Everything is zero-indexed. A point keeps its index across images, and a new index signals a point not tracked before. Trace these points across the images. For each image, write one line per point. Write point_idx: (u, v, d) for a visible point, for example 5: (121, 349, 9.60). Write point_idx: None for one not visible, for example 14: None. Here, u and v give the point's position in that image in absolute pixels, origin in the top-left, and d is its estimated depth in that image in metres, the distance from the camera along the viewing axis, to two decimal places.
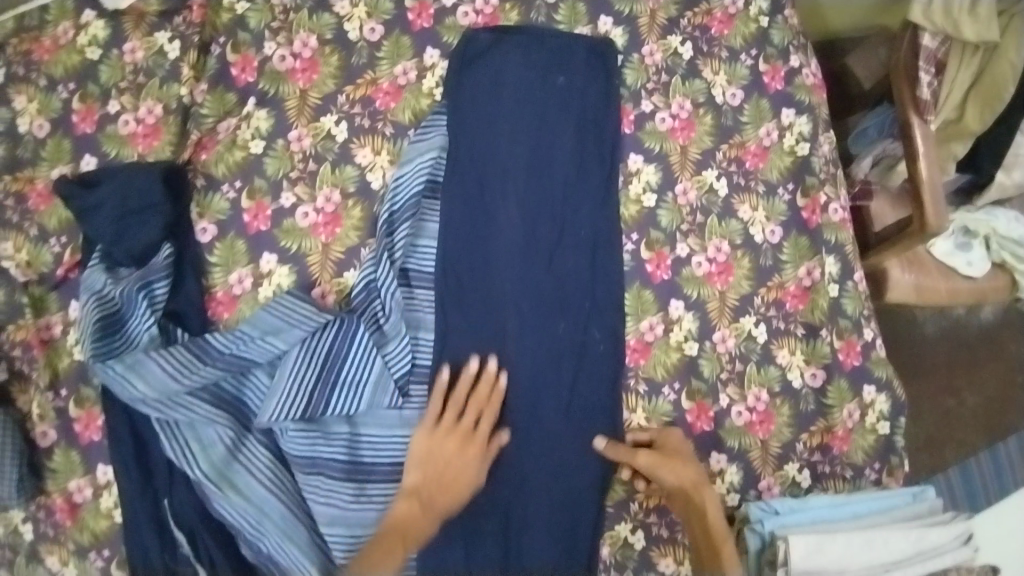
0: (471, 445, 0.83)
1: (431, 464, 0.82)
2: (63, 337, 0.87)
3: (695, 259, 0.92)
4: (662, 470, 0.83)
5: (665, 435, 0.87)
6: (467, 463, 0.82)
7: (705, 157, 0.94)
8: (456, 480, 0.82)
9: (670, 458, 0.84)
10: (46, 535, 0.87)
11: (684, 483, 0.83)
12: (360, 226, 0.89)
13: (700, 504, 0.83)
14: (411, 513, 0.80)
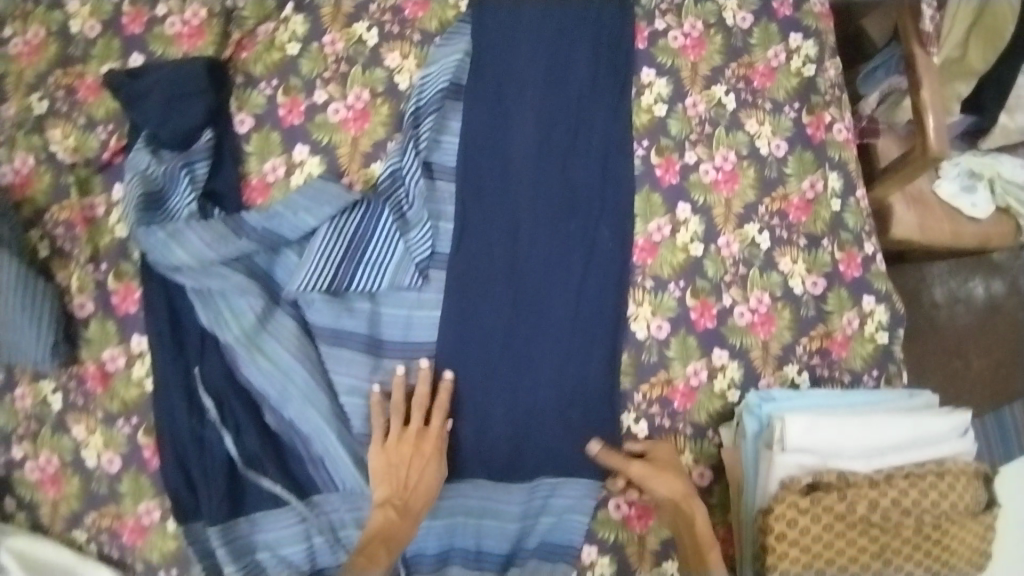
0: (426, 441, 0.85)
1: (393, 474, 0.84)
2: (105, 217, 0.92)
3: (703, 167, 0.96)
4: (653, 482, 0.86)
5: (659, 446, 0.90)
6: (427, 460, 0.85)
7: (715, 74, 0.98)
8: (418, 485, 0.84)
9: (661, 471, 0.86)
10: (76, 404, 0.92)
11: (676, 495, 0.85)
12: (387, 122, 0.94)
13: (690, 515, 0.85)
14: (389, 527, 0.82)
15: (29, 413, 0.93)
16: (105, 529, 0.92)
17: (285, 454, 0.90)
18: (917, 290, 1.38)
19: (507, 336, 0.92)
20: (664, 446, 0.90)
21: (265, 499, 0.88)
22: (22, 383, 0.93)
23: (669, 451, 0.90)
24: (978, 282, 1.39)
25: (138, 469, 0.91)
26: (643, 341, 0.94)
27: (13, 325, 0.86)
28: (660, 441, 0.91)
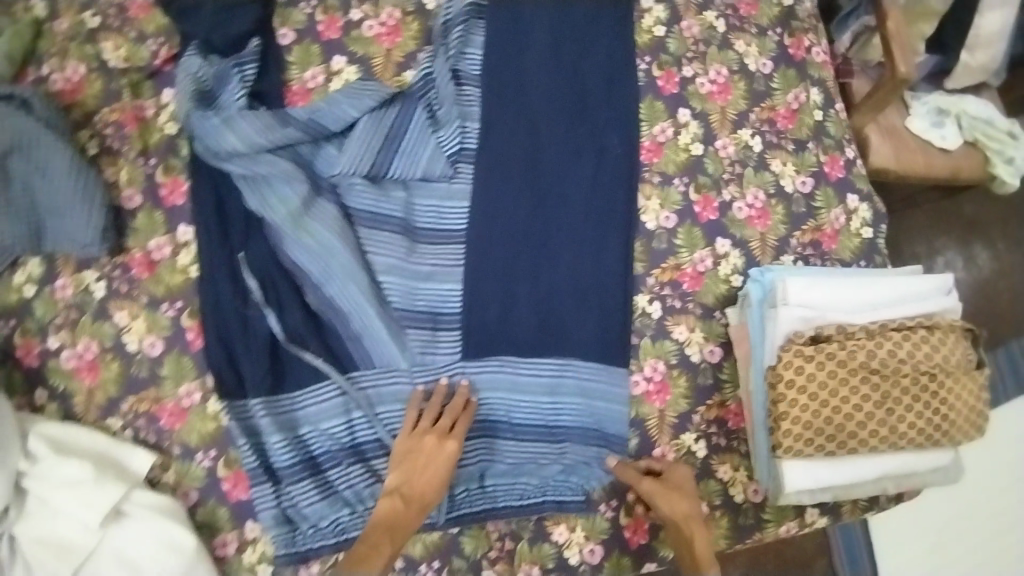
0: (448, 448, 0.88)
1: (409, 471, 0.87)
2: (155, 117, 0.98)
3: (699, 79, 1.04)
4: (658, 499, 0.90)
5: (676, 467, 0.94)
6: (444, 467, 0.87)
7: (706, 1, 1.08)
8: (431, 487, 0.86)
9: (672, 492, 0.91)
10: (119, 291, 0.95)
11: (677, 514, 0.90)
12: (417, 36, 1.03)
13: (699, 540, 0.88)
14: (398, 514, 0.85)
15: (70, 302, 0.96)
16: (141, 414, 0.94)
17: (326, 335, 0.94)
18: (898, 239, 1.46)
19: (532, 221, 0.98)
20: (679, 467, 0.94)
21: (306, 374, 0.93)
22: (64, 274, 0.96)
23: (687, 479, 0.93)
24: (959, 240, 1.48)
25: (181, 351, 0.94)
26: (653, 231, 1.00)
27: (67, 212, 0.92)
28: (674, 462, 0.94)
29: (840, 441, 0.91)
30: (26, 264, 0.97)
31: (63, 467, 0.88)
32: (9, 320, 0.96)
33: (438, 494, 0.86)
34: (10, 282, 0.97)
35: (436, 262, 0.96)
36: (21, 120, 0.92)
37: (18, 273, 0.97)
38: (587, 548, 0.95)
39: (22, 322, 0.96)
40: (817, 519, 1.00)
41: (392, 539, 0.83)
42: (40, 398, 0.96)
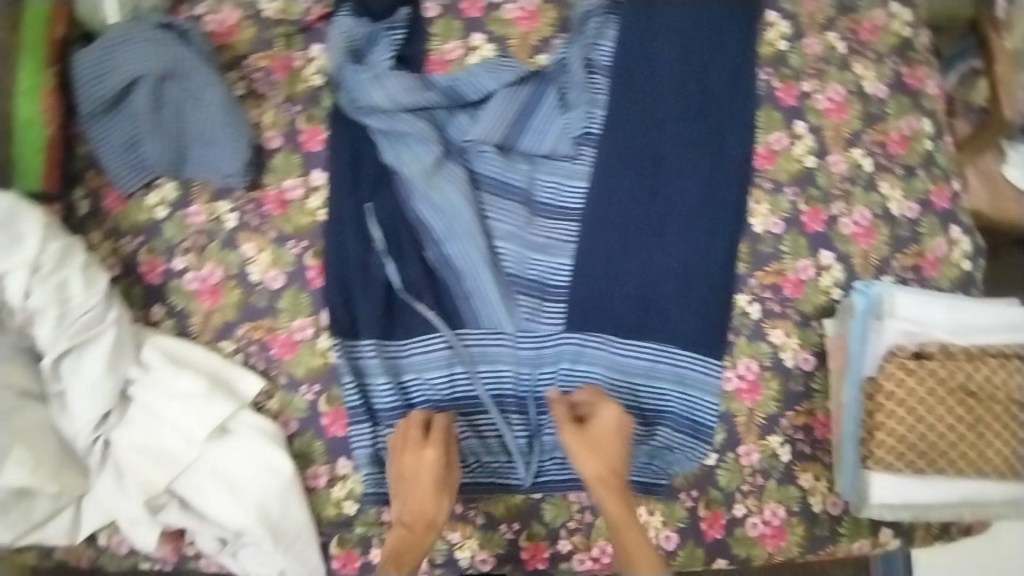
0: (430, 460, 0.89)
1: (407, 495, 0.89)
2: (302, 69, 1.03)
3: (816, 96, 1.07)
4: (580, 453, 0.89)
5: (604, 408, 0.91)
6: (436, 478, 0.89)
7: (829, 24, 1.10)
8: (431, 503, 0.88)
9: (579, 445, 0.89)
10: (249, 224, 1.00)
11: (593, 476, 0.89)
12: (553, 24, 1.06)
13: (620, 509, 0.87)
14: (408, 539, 0.87)
15: (200, 229, 1.01)
16: (255, 341, 0.99)
17: (439, 291, 0.98)
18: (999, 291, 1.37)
19: (646, 210, 1.02)
20: (611, 413, 0.91)
21: (417, 324, 0.97)
22: (198, 201, 1.01)
23: (614, 435, 0.91)
24: None
25: (299, 288, 0.99)
26: (761, 234, 1.03)
27: (213, 142, 0.98)
28: (603, 405, 0.92)
29: (930, 458, 0.92)
30: (160, 186, 1.01)
31: (177, 380, 0.92)
32: (137, 238, 1.01)
33: (440, 508, 0.89)
34: (143, 201, 1.01)
35: (550, 236, 1.00)
36: (179, 49, 0.97)
37: (151, 193, 1.01)
38: (663, 533, 0.98)
39: (149, 241, 1.01)
40: (890, 541, 1.00)
41: (410, 563, 0.86)
42: (156, 314, 1.00)
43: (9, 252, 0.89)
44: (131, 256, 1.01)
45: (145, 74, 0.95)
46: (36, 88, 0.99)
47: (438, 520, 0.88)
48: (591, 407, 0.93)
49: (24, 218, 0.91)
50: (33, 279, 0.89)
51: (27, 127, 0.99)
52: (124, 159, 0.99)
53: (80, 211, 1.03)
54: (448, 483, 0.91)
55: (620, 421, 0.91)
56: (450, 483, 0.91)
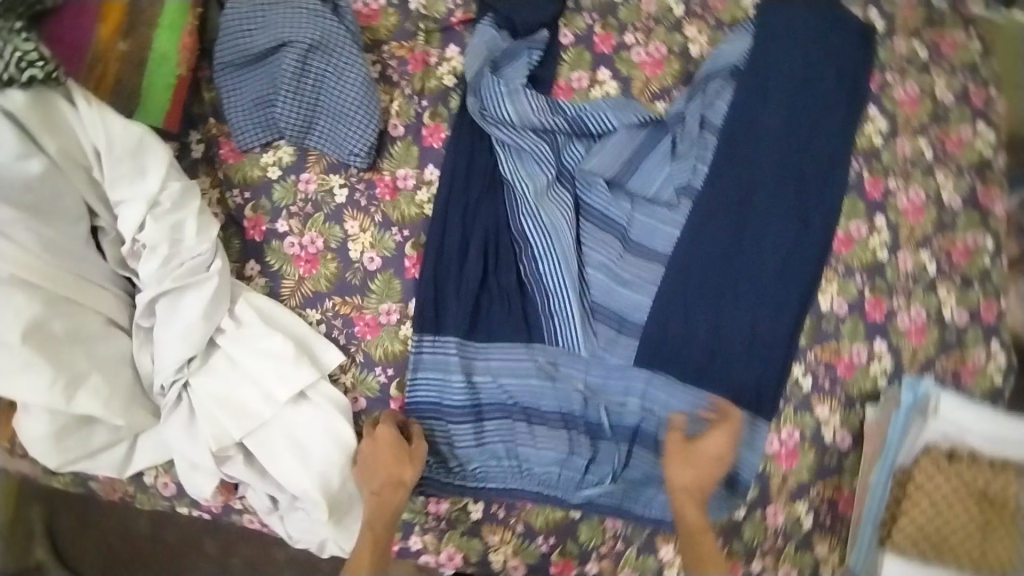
0: (383, 434, 0.93)
1: (372, 469, 0.92)
2: (436, 66, 1.09)
3: (899, 194, 1.16)
4: (684, 462, 0.98)
5: (717, 432, 0.99)
6: (393, 447, 0.92)
7: (922, 130, 1.20)
8: (395, 468, 0.92)
9: (679, 457, 0.98)
10: (357, 204, 1.04)
11: (686, 484, 0.97)
12: (675, 76, 1.13)
13: (698, 521, 0.96)
14: (382, 507, 0.91)
15: (309, 197, 1.05)
16: (340, 316, 1.02)
17: (526, 304, 1.03)
18: None
19: (729, 267, 1.07)
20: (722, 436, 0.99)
21: (500, 331, 1.02)
22: (311, 169, 1.05)
23: (714, 454, 0.98)
24: None
25: (393, 274, 1.03)
26: (825, 312, 1.10)
27: (344, 119, 1.02)
28: (716, 432, 0.99)
29: (936, 547, 1.02)
30: (278, 148, 1.06)
31: (267, 338, 0.94)
32: (245, 192, 1.05)
33: (405, 470, 0.92)
34: (259, 158, 1.06)
35: (638, 274, 1.05)
36: (330, 21, 1.01)
37: (268, 152, 1.06)
38: None
39: (256, 198, 1.05)
40: None
41: (384, 527, 0.90)
42: (250, 270, 1.03)
43: (132, 184, 0.90)
44: (235, 209, 1.05)
45: (297, 41, 1.00)
46: (178, 27, 1.01)
47: (405, 481, 0.91)
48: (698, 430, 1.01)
49: (150, 152, 0.90)
50: (149, 215, 0.90)
51: (160, 62, 1.00)
52: (250, 116, 1.04)
53: (193, 155, 1.06)
54: (411, 450, 0.94)
55: (726, 440, 0.99)
56: (411, 448, 0.94)
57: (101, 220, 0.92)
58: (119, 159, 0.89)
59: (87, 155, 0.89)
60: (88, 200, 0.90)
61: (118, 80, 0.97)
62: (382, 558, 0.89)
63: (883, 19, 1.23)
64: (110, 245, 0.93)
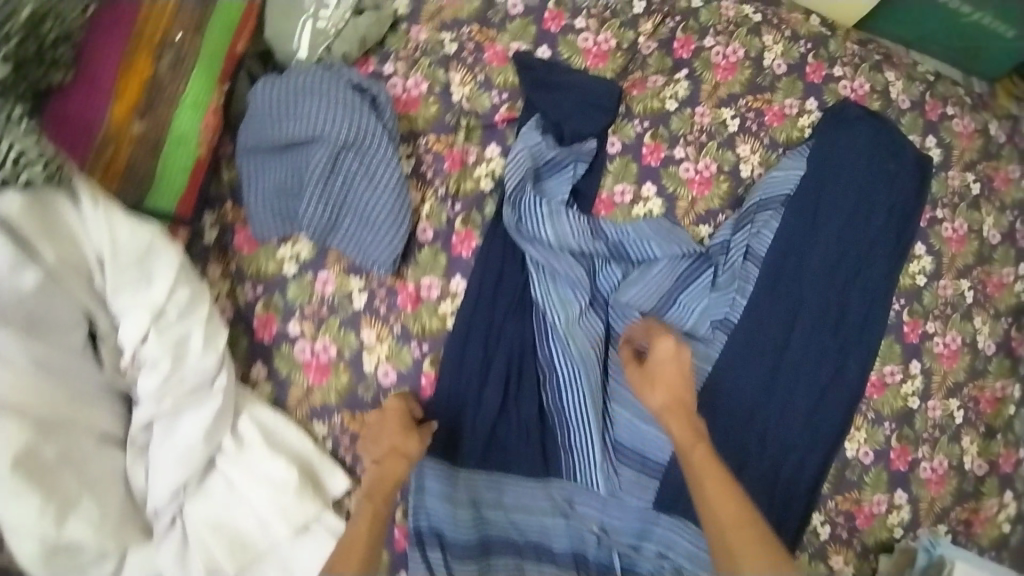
0: (393, 406, 0.91)
1: (378, 438, 0.89)
2: (474, 166, 1.02)
3: (936, 338, 1.12)
4: (646, 391, 0.89)
5: (659, 343, 0.90)
6: (401, 419, 0.89)
7: (966, 270, 1.15)
8: (400, 438, 0.87)
9: (644, 383, 0.89)
10: (377, 310, 0.98)
11: (664, 406, 0.87)
12: (723, 197, 1.07)
13: (687, 436, 0.85)
14: (381, 475, 0.86)
15: (325, 298, 0.98)
16: (348, 432, 0.96)
17: (546, 436, 0.98)
18: None
19: (756, 410, 1.03)
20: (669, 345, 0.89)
21: (516, 462, 0.97)
22: (330, 269, 0.98)
23: (675, 367, 0.88)
24: None
25: (407, 391, 0.97)
26: (851, 459, 1.07)
27: (370, 224, 0.95)
28: (659, 339, 0.90)
29: None
30: (297, 241, 0.98)
31: (271, 465, 0.89)
32: (257, 286, 0.98)
33: (412, 442, 0.87)
34: (275, 250, 0.98)
35: None
36: (365, 119, 0.94)
37: (285, 245, 0.98)
38: None
39: (269, 294, 0.98)
40: None
41: (382, 498, 0.85)
42: (256, 373, 0.96)
43: (136, 292, 0.83)
44: (245, 305, 0.98)
45: (327, 139, 0.92)
46: (202, 106, 0.91)
47: (408, 453, 0.87)
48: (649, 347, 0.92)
49: (158, 256, 0.83)
50: (153, 326, 0.83)
51: (179, 142, 0.90)
52: (269, 207, 0.97)
53: (205, 240, 0.98)
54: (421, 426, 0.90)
55: (676, 351, 0.89)
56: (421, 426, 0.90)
57: (100, 325, 0.84)
58: (124, 265, 0.82)
59: (88, 260, 0.82)
60: (87, 307, 0.82)
61: (130, 164, 0.88)
62: (375, 534, 0.83)
63: (941, 147, 1.18)
64: (109, 353, 0.85)
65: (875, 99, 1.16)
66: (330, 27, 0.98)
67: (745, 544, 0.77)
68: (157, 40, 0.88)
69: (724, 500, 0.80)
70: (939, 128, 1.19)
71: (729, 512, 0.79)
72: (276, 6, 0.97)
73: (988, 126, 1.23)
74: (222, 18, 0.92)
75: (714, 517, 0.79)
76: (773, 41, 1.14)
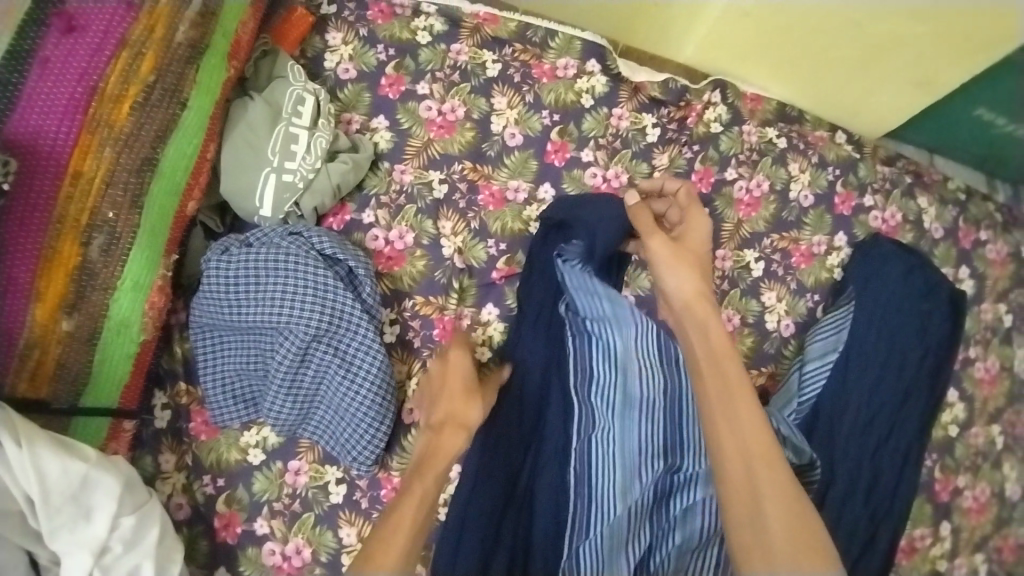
0: (455, 360, 0.82)
1: (437, 398, 0.80)
2: (469, 332, 0.91)
3: (966, 493, 1.06)
4: (668, 265, 0.78)
5: (693, 215, 0.84)
6: (462, 378, 0.81)
7: (999, 415, 1.09)
8: (460, 404, 0.78)
9: (678, 257, 0.78)
10: (357, 504, 0.86)
11: (687, 291, 0.77)
12: (748, 354, 0.99)
13: (721, 345, 0.73)
14: (434, 444, 0.75)
15: (297, 491, 0.86)
16: None
17: None
18: None
19: None
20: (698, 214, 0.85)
21: None
22: (303, 457, 0.86)
23: (700, 242, 0.82)
24: None
25: None
26: None
27: (347, 415, 0.83)
28: (693, 214, 0.84)
29: None
30: (263, 425, 0.87)
31: None
32: (218, 479, 0.85)
33: (472, 410, 0.78)
34: (238, 437, 0.86)
35: None
36: (341, 299, 0.83)
37: (250, 431, 0.86)
38: None
39: (231, 487, 0.85)
40: None
41: (434, 471, 0.72)
42: None
43: (74, 532, 0.71)
44: (204, 503, 0.85)
45: (295, 320, 0.82)
46: (144, 287, 0.80)
47: (468, 422, 0.77)
48: (681, 226, 0.85)
49: (98, 487, 0.72)
50: (96, 568, 0.71)
51: (120, 329, 0.79)
52: (233, 390, 0.85)
53: (156, 424, 0.86)
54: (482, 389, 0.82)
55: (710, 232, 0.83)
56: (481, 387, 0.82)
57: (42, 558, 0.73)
58: (57, 507, 0.70)
59: (18, 503, 0.70)
60: (25, 544, 0.71)
61: (62, 364, 0.76)
62: (424, 512, 0.69)
63: (974, 279, 1.11)
64: None
65: (907, 230, 1.07)
66: (298, 179, 0.86)
67: (761, 453, 0.67)
68: (84, 223, 0.74)
69: (749, 420, 0.68)
70: (971, 257, 1.11)
71: (760, 446, 0.67)
72: (232, 156, 0.85)
73: (1020, 248, 1.14)
74: (165, 184, 0.81)
75: (741, 440, 0.67)
76: (800, 169, 1.03)
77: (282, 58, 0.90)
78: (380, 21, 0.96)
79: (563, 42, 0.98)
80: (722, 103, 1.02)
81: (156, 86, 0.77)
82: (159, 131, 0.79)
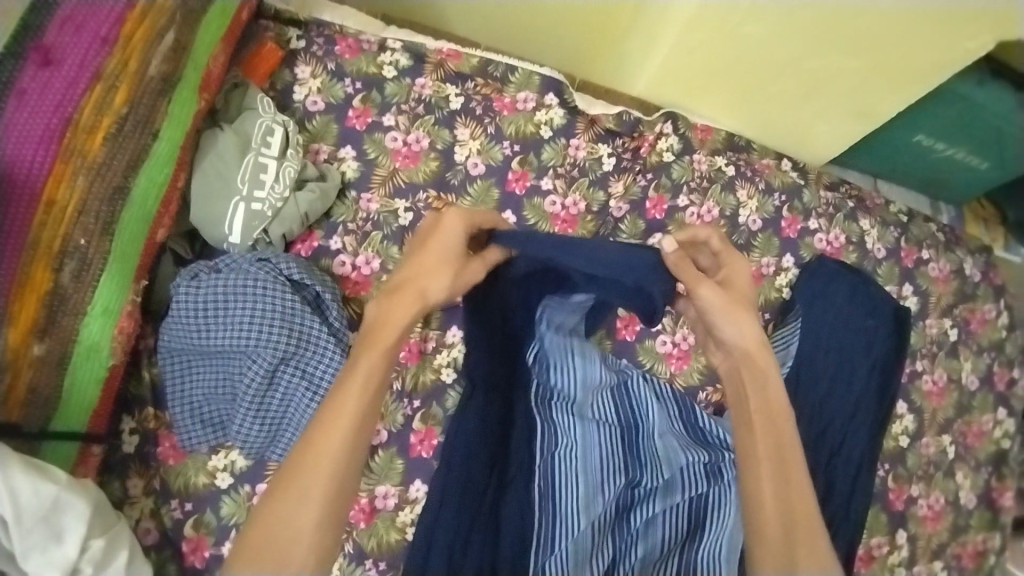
0: (446, 227, 0.75)
1: (405, 259, 0.76)
2: (433, 354, 0.97)
3: (920, 501, 1.11)
4: (723, 318, 0.81)
5: (734, 258, 0.85)
6: (444, 247, 0.75)
7: (947, 425, 1.15)
8: (427, 272, 0.74)
9: (733, 306, 0.81)
10: None
11: (746, 343, 0.81)
12: (703, 370, 1.04)
13: (773, 401, 0.80)
14: (386, 307, 0.72)
15: None
16: None
17: None
18: None
19: None
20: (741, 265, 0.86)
21: None
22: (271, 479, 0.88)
23: (745, 288, 0.84)
24: None
25: None
26: None
27: None
28: (732, 259, 0.86)
29: None
30: (231, 449, 0.88)
31: None
32: (185, 503, 0.86)
33: (437, 282, 0.74)
34: (206, 461, 0.87)
35: None
36: (309, 323, 0.86)
37: (217, 455, 0.88)
38: None
39: (199, 512, 0.86)
40: None
41: (384, 344, 0.70)
42: None
43: (46, 553, 0.71)
44: (171, 528, 0.86)
45: (264, 344, 0.84)
46: (113, 312, 0.81)
47: (429, 295, 0.73)
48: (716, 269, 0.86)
49: (69, 509, 0.73)
50: None
51: (89, 355, 0.81)
52: (201, 413, 0.87)
53: (123, 450, 0.87)
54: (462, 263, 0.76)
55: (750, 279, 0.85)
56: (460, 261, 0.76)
57: None
58: (29, 527, 0.70)
59: None
60: None
61: (32, 389, 0.77)
62: (367, 399, 0.68)
63: (918, 296, 1.17)
64: None
65: (851, 251, 1.14)
66: (267, 207, 0.89)
67: (803, 513, 0.74)
68: (56, 250, 0.76)
69: (795, 481, 0.76)
70: (914, 275, 1.18)
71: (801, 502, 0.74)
72: (201, 185, 0.88)
73: (963, 265, 1.21)
74: (136, 211, 0.82)
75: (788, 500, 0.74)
76: (748, 195, 1.09)
77: (252, 91, 0.94)
78: (347, 56, 1.00)
79: (522, 77, 1.04)
80: (673, 134, 1.09)
81: (129, 117, 0.80)
82: (130, 162, 0.81)
